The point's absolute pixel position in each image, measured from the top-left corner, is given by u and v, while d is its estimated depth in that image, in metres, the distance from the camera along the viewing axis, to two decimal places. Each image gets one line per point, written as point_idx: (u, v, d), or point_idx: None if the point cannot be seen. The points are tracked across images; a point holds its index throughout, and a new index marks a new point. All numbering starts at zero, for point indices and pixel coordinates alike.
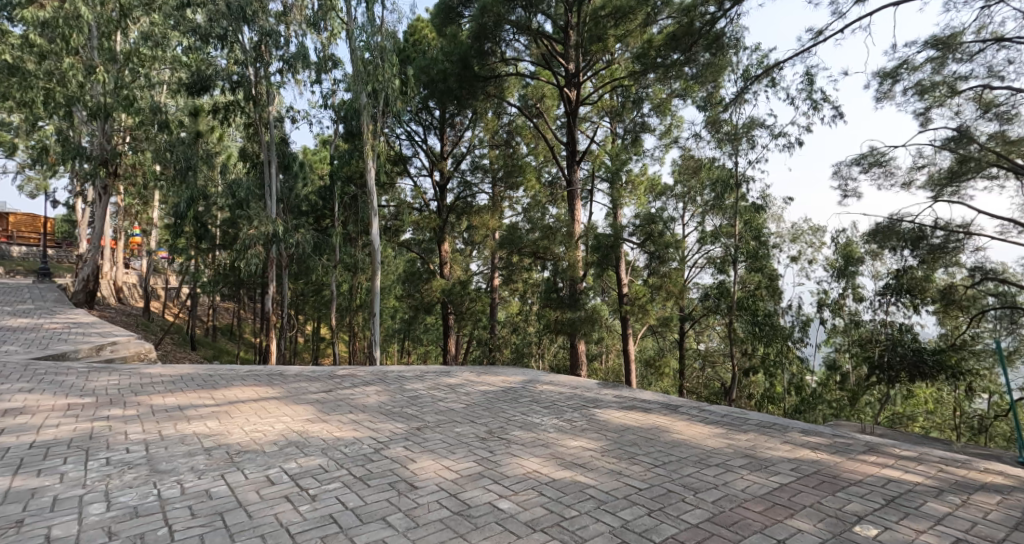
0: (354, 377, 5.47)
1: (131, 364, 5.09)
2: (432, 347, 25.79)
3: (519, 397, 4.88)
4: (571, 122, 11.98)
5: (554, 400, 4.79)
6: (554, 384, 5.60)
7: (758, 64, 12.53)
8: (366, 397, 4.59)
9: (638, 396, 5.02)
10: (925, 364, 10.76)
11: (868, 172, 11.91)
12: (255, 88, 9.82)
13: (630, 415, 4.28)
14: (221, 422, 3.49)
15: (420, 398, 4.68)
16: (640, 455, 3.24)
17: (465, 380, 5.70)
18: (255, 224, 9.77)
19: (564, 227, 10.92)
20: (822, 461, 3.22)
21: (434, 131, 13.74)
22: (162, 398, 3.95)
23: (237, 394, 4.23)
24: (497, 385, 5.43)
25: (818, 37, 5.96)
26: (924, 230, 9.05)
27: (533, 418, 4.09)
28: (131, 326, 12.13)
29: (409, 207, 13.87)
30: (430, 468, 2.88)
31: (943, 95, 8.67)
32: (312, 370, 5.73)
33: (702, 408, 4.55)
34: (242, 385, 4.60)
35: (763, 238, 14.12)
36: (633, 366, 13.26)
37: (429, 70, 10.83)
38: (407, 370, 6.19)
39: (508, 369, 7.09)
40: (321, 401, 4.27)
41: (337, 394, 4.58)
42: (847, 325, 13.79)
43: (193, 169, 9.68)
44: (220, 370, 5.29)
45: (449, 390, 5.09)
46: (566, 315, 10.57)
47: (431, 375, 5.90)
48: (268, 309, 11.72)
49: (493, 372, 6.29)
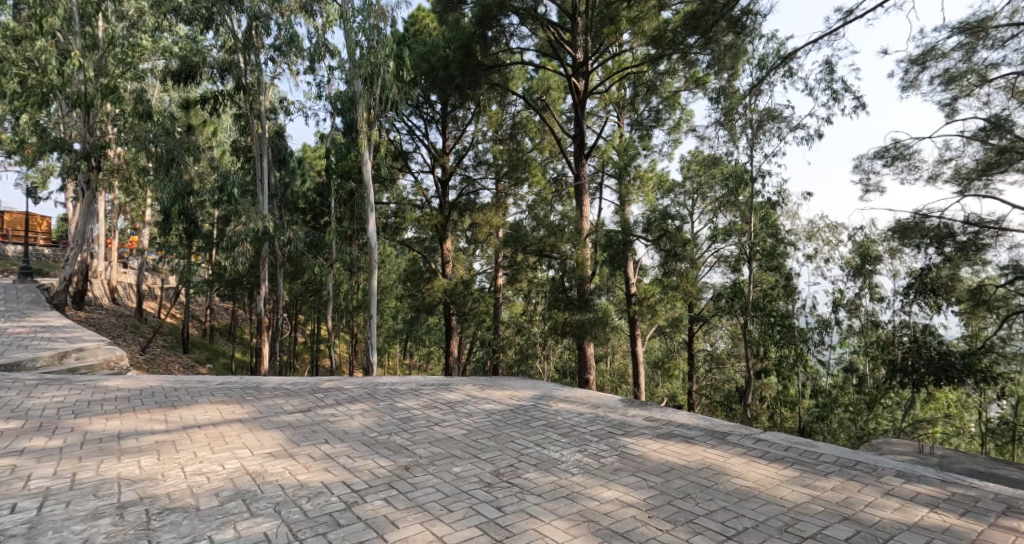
0: (339, 392, 4.93)
1: (89, 375, 4.60)
2: (434, 349, 25.36)
3: (531, 420, 4.34)
4: (578, 115, 11.43)
5: (575, 425, 4.25)
6: (570, 402, 5.05)
7: (775, 52, 12.00)
8: (353, 420, 4.07)
9: (671, 419, 4.48)
10: (953, 370, 10.12)
11: (892, 165, 11.33)
12: (246, 76, 9.31)
13: (669, 447, 3.73)
14: (158, 459, 2.99)
15: (414, 421, 4.14)
16: (700, 517, 2.69)
17: (469, 396, 5.17)
18: (244, 220, 9.26)
19: (572, 224, 10.39)
20: (958, 532, 2.63)
21: (436, 125, 13.22)
22: (104, 422, 3.47)
23: (197, 416, 3.74)
24: (504, 404, 4.89)
25: (847, 17, 5.12)
26: (951, 229, 8.48)
27: (552, 453, 3.54)
28: (118, 328, 11.58)
29: (410, 204, 13.38)
30: (414, 540, 2.34)
31: (972, 84, 8.03)
32: (297, 384, 5.20)
33: (754, 438, 4.00)
34: (201, 403, 4.09)
35: (779, 235, 13.47)
36: (642, 369, 12.77)
37: (429, 57, 10.20)
38: (405, 384, 5.66)
39: (515, 379, 6.55)
40: (294, 426, 3.75)
41: (319, 417, 4.05)
42: (863, 326, 13.23)
43: (177, 162, 9.29)
44: (190, 383, 4.79)
45: (452, 410, 4.55)
46: (575, 317, 10.02)
47: (432, 390, 5.36)
48: (260, 311, 11.18)
49: (502, 386, 5.76)
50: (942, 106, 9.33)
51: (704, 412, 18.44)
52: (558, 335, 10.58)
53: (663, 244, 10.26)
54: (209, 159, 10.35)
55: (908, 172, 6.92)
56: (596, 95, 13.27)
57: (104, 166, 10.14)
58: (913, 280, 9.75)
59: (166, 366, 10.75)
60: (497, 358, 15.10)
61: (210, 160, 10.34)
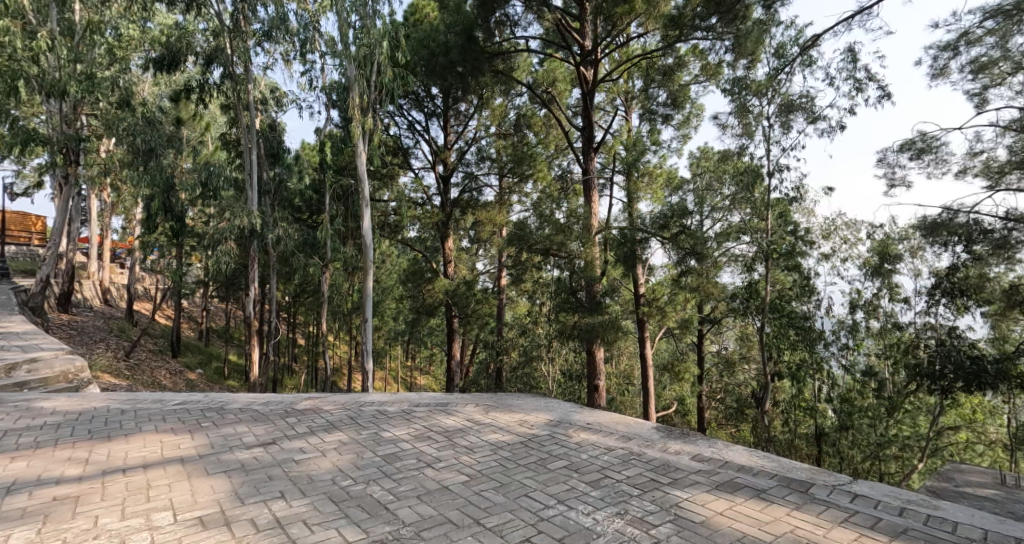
0: (315, 418, 4.56)
1: (26, 394, 4.58)
2: (435, 351, 24.79)
3: (549, 460, 3.81)
4: (585, 107, 10.89)
5: (602, 468, 3.70)
6: (591, 431, 4.51)
7: (794, 39, 11.40)
8: (326, 460, 3.63)
9: (725, 460, 3.89)
10: (985, 375, 9.32)
11: (918, 158, 10.68)
12: (234, 65, 8.84)
13: (737, 510, 3.14)
14: (37, 534, 2.59)
15: (407, 462, 3.65)
16: None
17: (471, 423, 4.65)
18: (228, 217, 8.91)
19: (579, 222, 9.74)
20: None
21: (437, 119, 12.63)
22: (8, 466, 3.27)
23: (133, 451, 3.61)
24: (516, 434, 4.37)
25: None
26: (984, 227, 7.82)
27: (582, 517, 3.00)
28: (102, 331, 11.06)
29: (411, 202, 12.82)
30: None
31: (1005, 73, 7.25)
32: (269, 407, 4.81)
33: (849, 494, 3.37)
34: (129, 433, 3.92)
35: (797, 233, 12.81)
36: (651, 371, 12.13)
37: (428, 43, 9.43)
38: (398, 405, 5.17)
39: (521, 394, 6.02)
40: (246, 464, 3.51)
41: (283, 455, 3.69)
42: (883, 329, 12.60)
43: (157, 154, 8.81)
44: (144, 403, 4.74)
45: (451, 445, 4.05)
46: (585, 320, 9.47)
47: (429, 413, 4.86)
48: (250, 315, 10.57)
49: (509, 407, 5.25)
50: (972, 95, 8.68)
51: (713, 417, 17.82)
52: (563, 338, 9.98)
53: (679, 241, 9.71)
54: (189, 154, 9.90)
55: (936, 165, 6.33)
56: (602, 87, 12.72)
57: (86, 162, 9.65)
58: (940, 279, 9.11)
59: (150, 373, 10.17)
60: (500, 360, 14.55)
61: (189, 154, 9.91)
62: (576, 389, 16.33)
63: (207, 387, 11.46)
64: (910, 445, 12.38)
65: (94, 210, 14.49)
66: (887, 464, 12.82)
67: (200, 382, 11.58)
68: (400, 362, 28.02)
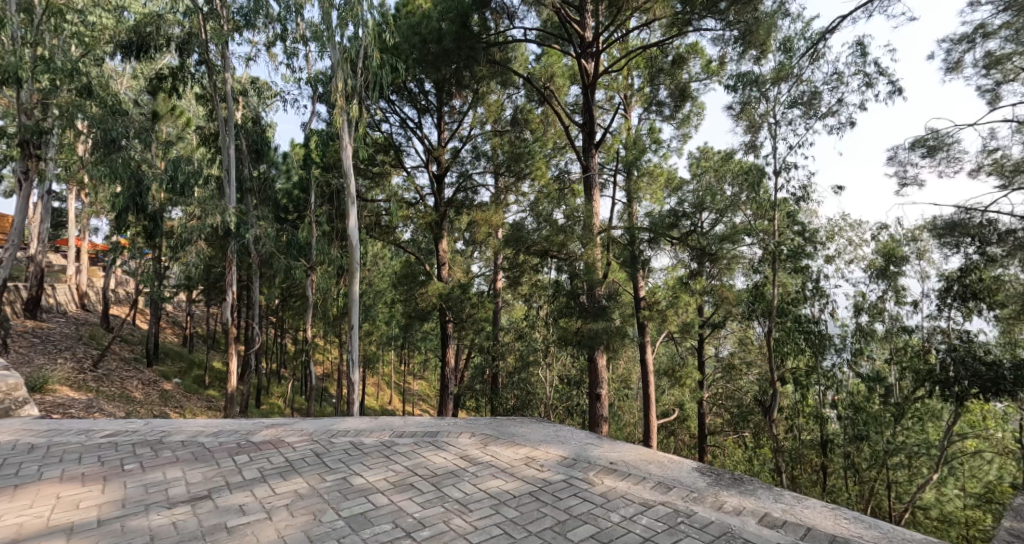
0: (269, 459, 4.16)
1: None
2: (430, 357, 24.14)
3: (567, 523, 3.28)
4: (586, 103, 10.36)
5: (641, 539, 3.14)
6: (615, 475, 3.99)
7: (801, 31, 10.93)
8: (270, 528, 3.13)
9: (811, 527, 3.35)
10: (1004, 382, 8.63)
11: (932, 155, 10.22)
12: (210, 52, 8.39)
13: None
14: None
15: (383, 533, 3.12)
16: None
17: (462, 462, 4.17)
18: (199, 215, 8.51)
19: (581, 223, 9.19)
20: None
21: (430, 115, 12.10)
22: None
23: (22, 514, 3.22)
24: (523, 480, 3.85)
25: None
26: (1001, 232, 7.32)
27: None
28: (69, 339, 10.50)
29: (404, 202, 12.27)
30: None
31: (1019, 68, 6.63)
32: (217, 440, 4.57)
33: None
34: (22, 485, 3.60)
35: (807, 233, 12.28)
36: (652, 378, 11.54)
37: (420, 29, 8.87)
38: (376, 437, 4.77)
39: (522, 419, 5.51)
40: (156, 531, 3.07)
41: (213, 520, 3.21)
42: (888, 333, 11.94)
43: (119, 145, 8.38)
44: (65, 439, 4.53)
45: (440, 498, 3.54)
46: (588, 326, 8.92)
47: (415, 452, 4.37)
48: (227, 322, 9.94)
49: (511, 439, 4.76)
50: (985, 90, 8.19)
51: (715, 424, 17.28)
52: (564, 344, 9.44)
53: (688, 241, 9.26)
54: (159, 151, 9.37)
55: (944, 164, 6.76)
56: (600, 83, 12.20)
57: (54, 158, 9.13)
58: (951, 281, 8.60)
59: (118, 384, 9.57)
60: (495, 365, 13.97)
61: (157, 149, 9.41)
62: (573, 395, 15.78)
63: (184, 398, 10.85)
64: (920, 453, 11.89)
65: (70, 210, 13.99)
66: (897, 471, 12.37)
67: (177, 393, 10.98)
68: (395, 366, 27.34)
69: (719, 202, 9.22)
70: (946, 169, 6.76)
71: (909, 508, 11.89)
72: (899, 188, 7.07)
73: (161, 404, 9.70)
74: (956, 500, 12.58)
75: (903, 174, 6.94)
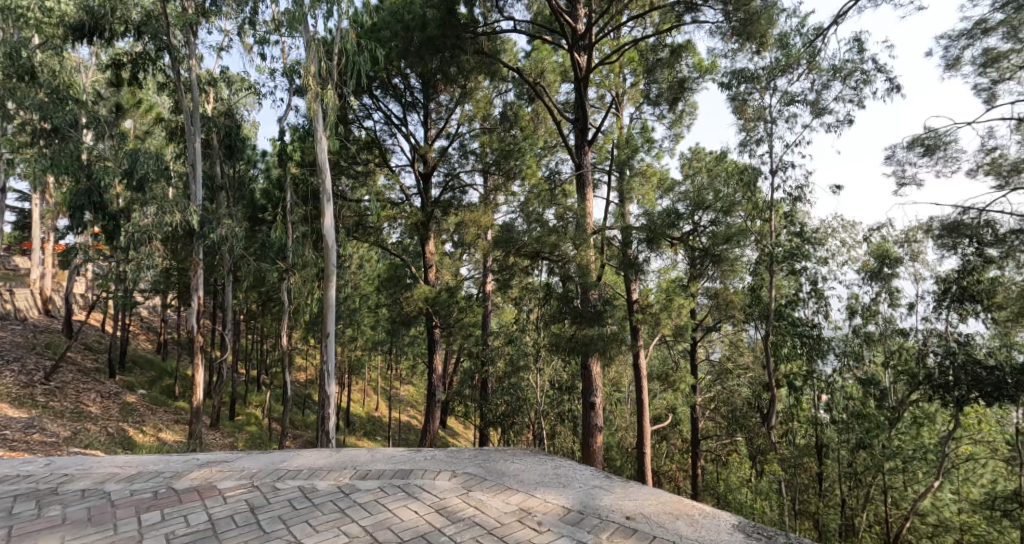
0: (187, 517, 3.65)
1: None
2: (418, 362, 23.49)
3: None
4: (578, 99, 9.91)
5: None
6: (634, 536, 3.45)
7: (799, 26, 10.59)
8: None
9: None
10: (1004, 386, 8.03)
11: (931, 155, 9.89)
12: (169, 33, 8.07)
13: None
14: None
15: None
16: None
17: (437, 519, 3.65)
18: (155, 211, 8.26)
19: (574, 223, 8.73)
20: None
21: (416, 112, 11.59)
22: None
23: None
24: None
25: None
26: (1000, 232, 6.89)
27: None
28: (21, 349, 9.90)
29: (389, 201, 11.72)
30: None
31: (1015, 68, 6.23)
32: (128, 490, 4.10)
33: None
34: None
35: (805, 235, 11.92)
36: (647, 384, 11.04)
37: (402, 14, 8.37)
38: (334, 481, 4.32)
39: (511, 454, 5.01)
40: None
41: None
42: (882, 335, 11.36)
43: (67, 134, 8.09)
44: None
45: None
46: (583, 331, 8.48)
47: (380, 503, 3.87)
48: (192, 330, 9.24)
49: (501, 483, 4.27)
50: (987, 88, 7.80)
51: (710, 429, 16.87)
52: (557, 349, 8.96)
53: (691, 243, 8.92)
54: (117, 148, 8.85)
55: (945, 164, 6.49)
56: (592, 81, 11.77)
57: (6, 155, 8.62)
58: (948, 284, 8.35)
59: (70, 399, 8.95)
60: (485, 371, 13.47)
61: (117, 145, 8.90)
62: (564, 401, 15.29)
63: (148, 412, 10.21)
64: (921, 460, 11.54)
65: (35, 211, 13.40)
66: (896, 478, 12.01)
67: (141, 405, 10.36)
68: (381, 372, 26.63)
69: (718, 200, 8.78)
70: (943, 167, 6.51)
71: (909, 517, 11.49)
72: (896, 187, 7.00)
73: (119, 419, 9.07)
74: (953, 505, 12.26)
75: (901, 174, 6.86)
